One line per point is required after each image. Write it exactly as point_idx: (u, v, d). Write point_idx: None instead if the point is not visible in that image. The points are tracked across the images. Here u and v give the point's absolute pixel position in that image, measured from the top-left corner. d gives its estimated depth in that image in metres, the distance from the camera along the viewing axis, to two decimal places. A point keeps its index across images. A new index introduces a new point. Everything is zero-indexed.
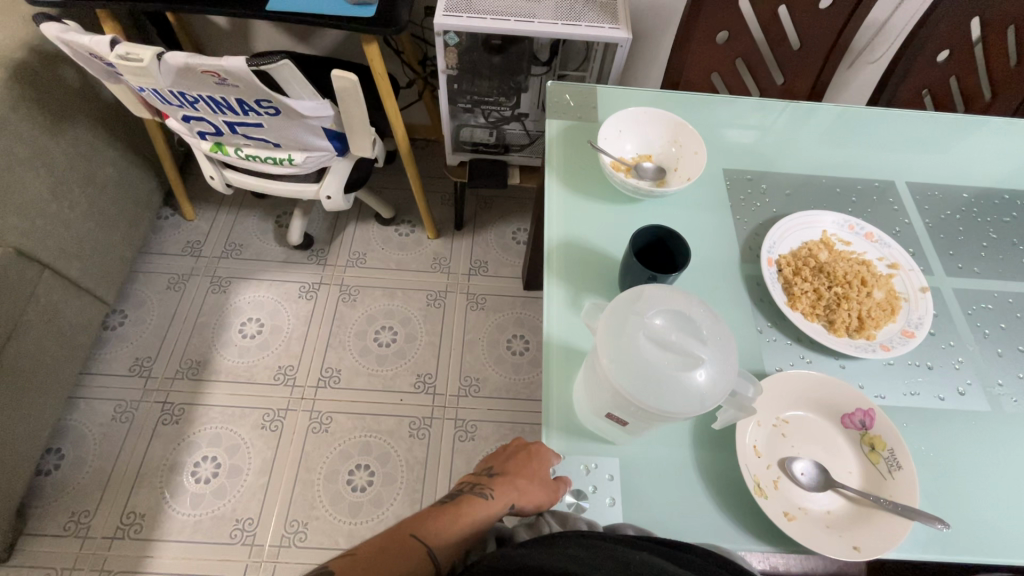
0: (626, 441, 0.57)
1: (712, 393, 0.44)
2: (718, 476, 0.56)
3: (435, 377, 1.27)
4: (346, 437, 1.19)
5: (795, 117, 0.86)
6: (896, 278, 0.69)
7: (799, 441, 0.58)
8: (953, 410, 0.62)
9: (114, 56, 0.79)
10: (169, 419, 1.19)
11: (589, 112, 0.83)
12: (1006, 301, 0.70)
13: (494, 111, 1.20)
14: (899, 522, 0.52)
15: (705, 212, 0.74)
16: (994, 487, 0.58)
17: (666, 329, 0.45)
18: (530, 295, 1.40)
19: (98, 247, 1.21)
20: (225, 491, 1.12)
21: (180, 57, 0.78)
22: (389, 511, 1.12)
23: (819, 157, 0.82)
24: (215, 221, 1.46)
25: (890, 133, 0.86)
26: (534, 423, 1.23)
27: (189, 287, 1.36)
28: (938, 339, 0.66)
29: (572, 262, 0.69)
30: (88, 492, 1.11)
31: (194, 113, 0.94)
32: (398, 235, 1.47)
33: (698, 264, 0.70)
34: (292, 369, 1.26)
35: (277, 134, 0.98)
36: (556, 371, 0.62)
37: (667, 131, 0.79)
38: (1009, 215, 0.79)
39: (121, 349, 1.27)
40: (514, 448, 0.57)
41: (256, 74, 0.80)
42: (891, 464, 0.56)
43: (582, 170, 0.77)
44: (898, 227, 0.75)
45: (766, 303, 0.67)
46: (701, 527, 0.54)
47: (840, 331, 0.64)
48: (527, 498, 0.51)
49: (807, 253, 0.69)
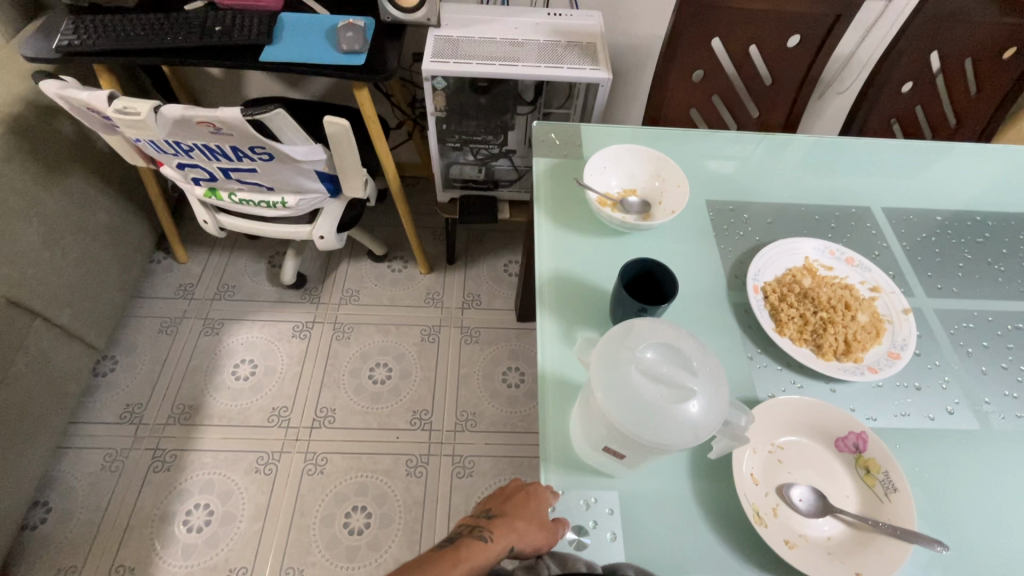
0: (624, 474, 0.57)
1: (705, 424, 0.45)
2: (717, 506, 0.56)
3: (431, 413, 1.27)
4: (342, 478, 1.17)
5: (772, 149, 0.90)
6: (878, 300, 0.71)
7: (795, 467, 0.59)
8: (944, 429, 0.63)
9: (112, 110, 0.81)
10: (161, 466, 1.17)
11: (574, 149, 0.86)
12: (986, 319, 0.72)
13: (482, 148, 1.24)
14: (899, 546, 0.52)
15: (690, 242, 0.77)
16: (991, 506, 0.58)
17: (657, 362, 0.46)
18: (524, 327, 1.41)
19: (90, 293, 1.21)
20: (217, 540, 1.09)
21: (176, 109, 0.81)
22: (387, 554, 1.09)
23: (797, 186, 0.85)
24: (208, 263, 1.47)
25: (864, 161, 0.90)
26: (532, 457, 1.22)
27: (182, 330, 1.36)
28: (923, 359, 0.68)
29: (564, 296, 0.70)
30: (75, 547, 1.08)
31: (189, 160, 0.96)
32: (390, 271, 1.48)
33: (686, 293, 0.71)
34: (286, 411, 1.25)
35: (271, 179, 1.00)
36: (551, 405, 0.62)
37: (650, 166, 0.82)
38: (982, 236, 0.82)
39: (111, 395, 1.25)
40: (513, 489, 0.57)
41: (250, 123, 0.82)
42: (887, 487, 0.56)
43: (568, 205, 0.79)
44: (877, 251, 0.78)
45: (754, 329, 0.69)
46: (703, 559, 0.54)
47: (828, 355, 0.65)
48: (526, 541, 0.51)
49: (791, 279, 0.71)
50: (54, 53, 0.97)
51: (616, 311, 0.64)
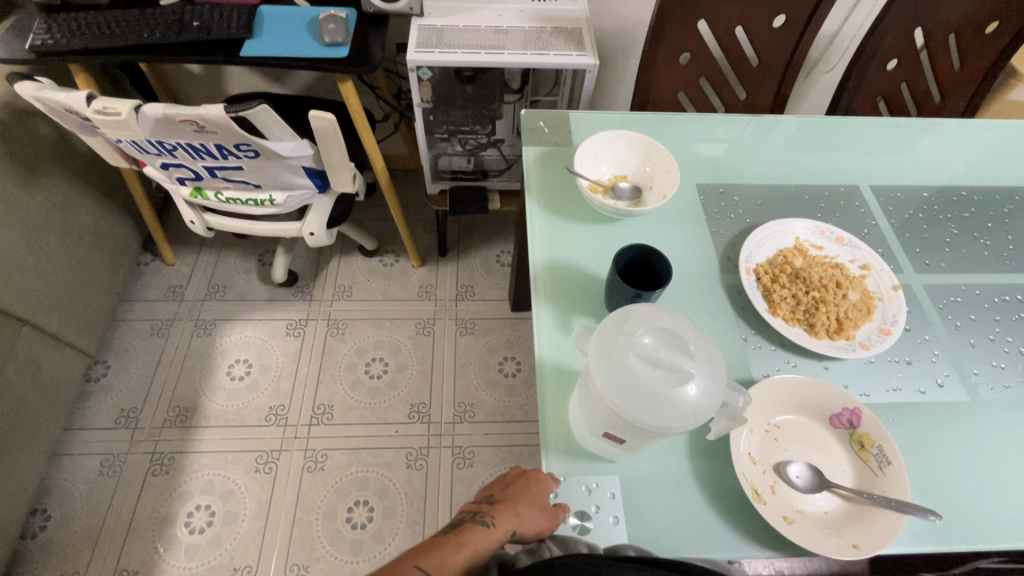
0: (624, 458, 0.58)
1: (703, 406, 0.45)
2: (716, 486, 0.57)
3: (429, 405, 1.27)
4: (343, 473, 1.17)
5: (760, 130, 0.90)
6: (868, 278, 0.72)
7: (791, 444, 0.60)
8: (935, 402, 0.64)
9: (91, 111, 0.80)
10: (159, 469, 1.16)
11: (564, 137, 0.85)
12: (973, 292, 0.73)
13: (470, 138, 1.23)
14: (893, 516, 0.54)
15: (682, 227, 0.77)
16: (981, 475, 0.60)
17: (655, 347, 0.47)
18: (518, 316, 1.41)
19: (78, 299, 1.19)
20: (220, 540, 1.09)
21: (158, 108, 0.79)
22: (390, 546, 1.10)
23: (786, 167, 0.86)
24: (197, 264, 1.45)
25: (851, 139, 0.90)
26: (531, 444, 1.23)
27: (173, 332, 1.34)
28: (913, 334, 0.69)
29: (558, 285, 0.70)
30: (76, 553, 1.07)
31: (173, 160, 0.94)
32: (382, 265, 1.48)
33: (680, 277, 0.72)
34: (283, 409, 1.25)
35: (258, 177, 0.99)
36: (550, 393, 0.63)
37: (640, 152, 0.81)
38: (968, 211, 0.83)
39: (106, 400, 1.24)
40: (513, 476, 0.57)
41: (235, 120, 0.81)
42: (881, 460, 0.57)
43: (560, 193, 0.79)
44: (866, 229, 0.79)
45: (748, 311, 0.69)
46: (705, 538, 0.55)
47: (821, 334, 0.66)
48: (528, 525, 0.52)
49: (784, 260, 0.72)
50: (27, 54, 0.94)
51: (612, 298, 0.64)
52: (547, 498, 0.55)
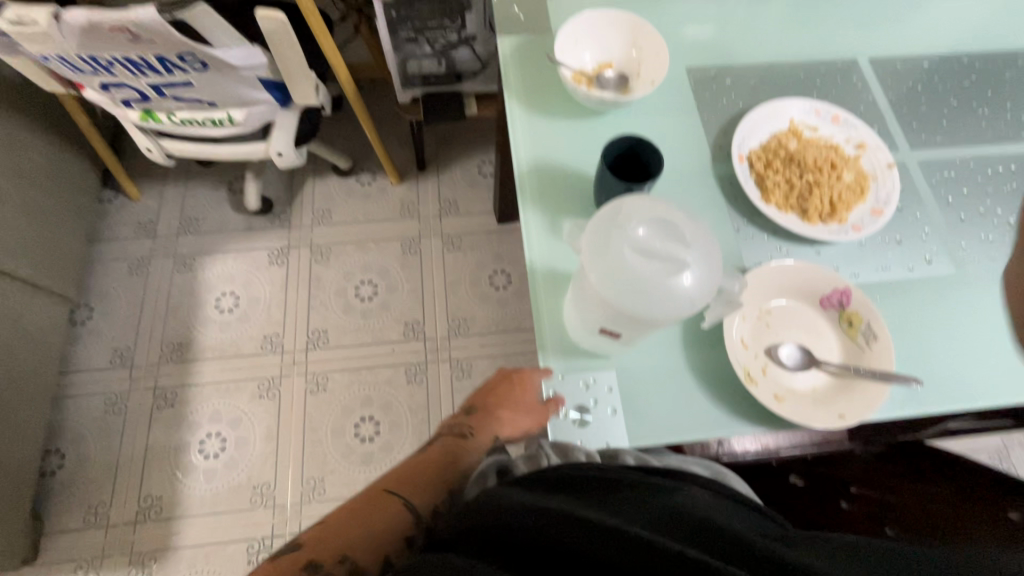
0: (620, 353, 0.59)
1: (699, 294, 0.45)
2: (710, 373, 0.59)
3: (423, 323, 1.28)
4: (346, 393, 1.20)
5: (754, 2, 0.82)
6: (863, 157, 0.70)
7: (782, 328, 0.61)
8: (922, 278, 0.65)
9: (5, 22, 0.70)
10: (164, 403, 1.18)
11: (541, 23, 0.78)
12: (967, 166, 0.72)
13: (439, 35, 1.09)
14: (878, 387, 0.56)
15: (672, 116, 0.73)
16: (961, 345, 0.62)
17: (650, 239, 0.45)
18: (505, 228, 1.39)
19: (44, 241, 1.14)
20: (236, 463, 1.14)
21: (81, 15, 0.70)
22: (400, 455, 1.16)
23: (781, 42, 0.80)
24: (164, 197, 1.38)
25: (851, 7, 0.83)
26: (527, 352, 1.26)
27: (153, 269, 1.31)
28: (905, 213, 0.68)
29: (544, 187, 0.67)
30: (99, 485, 1.12)
31: (112, 79, 0.85)
32: (360, 185, 1.41)
33: (670, 170, 0.69)
34: (278, 337, 1.25)
35: (211, 93, 0.90)
36: (543, 296, 0.62)
37: (625, 35, 0.75)
38: (968, 79, 0.79)
39: (96, 342, 1.23)
40: (501, 380, 0.62)
41: (172, 25, 0.72)
42: (868, 336, 0.59)
43: (540, 88, 0.73)
44: (863, 106, 0.75)
45: (740, 201, 0.67)
46: (699, 421, 0.57)
47: (813, 218, 0.65)
48: (512, 427, 0.58)
49: (778, 145, 0.69)
50: None
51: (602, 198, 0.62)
52: (537, 401, 0.58)
